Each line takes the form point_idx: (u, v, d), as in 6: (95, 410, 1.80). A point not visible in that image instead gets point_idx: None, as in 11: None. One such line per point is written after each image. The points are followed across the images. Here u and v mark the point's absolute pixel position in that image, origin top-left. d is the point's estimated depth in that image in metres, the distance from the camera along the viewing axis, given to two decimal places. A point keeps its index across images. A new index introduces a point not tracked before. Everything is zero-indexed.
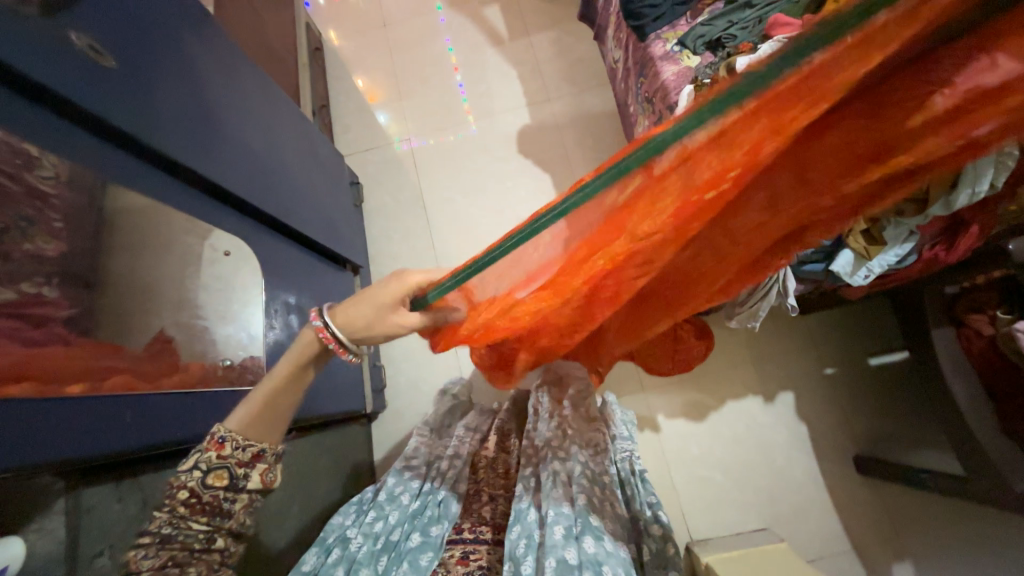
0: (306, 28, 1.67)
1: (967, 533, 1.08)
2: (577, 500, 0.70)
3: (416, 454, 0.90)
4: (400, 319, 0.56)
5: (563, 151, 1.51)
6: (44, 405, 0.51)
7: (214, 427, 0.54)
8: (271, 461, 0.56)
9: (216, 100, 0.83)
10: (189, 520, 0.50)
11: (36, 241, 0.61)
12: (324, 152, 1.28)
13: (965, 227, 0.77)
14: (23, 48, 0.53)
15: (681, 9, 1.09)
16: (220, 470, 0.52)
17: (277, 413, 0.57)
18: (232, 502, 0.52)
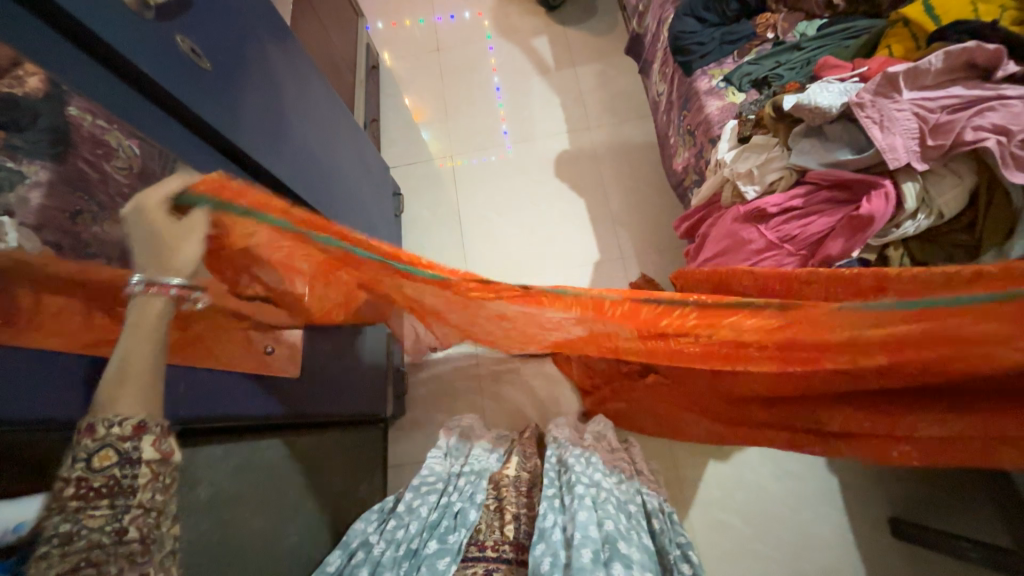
0: (366, 48, 1.79)
1: None
2: (605, 525, 0.65)
3: (432, 471, 0.88)
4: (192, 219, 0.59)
5: (599, 178, 1.60)
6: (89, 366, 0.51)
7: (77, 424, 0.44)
8: (164, 429, 0.46)
9: (288, 105, 0.90)
10: (86, 512, 0.41)
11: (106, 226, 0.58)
12: (372, 161, 1.37)
13: None
14: (133, 41, 0.57)
15: (728, 48, 1.08)
16: (97, 453, 0.42)
17: (135, 376, 0.47)
18: (132, 477, 0.43)
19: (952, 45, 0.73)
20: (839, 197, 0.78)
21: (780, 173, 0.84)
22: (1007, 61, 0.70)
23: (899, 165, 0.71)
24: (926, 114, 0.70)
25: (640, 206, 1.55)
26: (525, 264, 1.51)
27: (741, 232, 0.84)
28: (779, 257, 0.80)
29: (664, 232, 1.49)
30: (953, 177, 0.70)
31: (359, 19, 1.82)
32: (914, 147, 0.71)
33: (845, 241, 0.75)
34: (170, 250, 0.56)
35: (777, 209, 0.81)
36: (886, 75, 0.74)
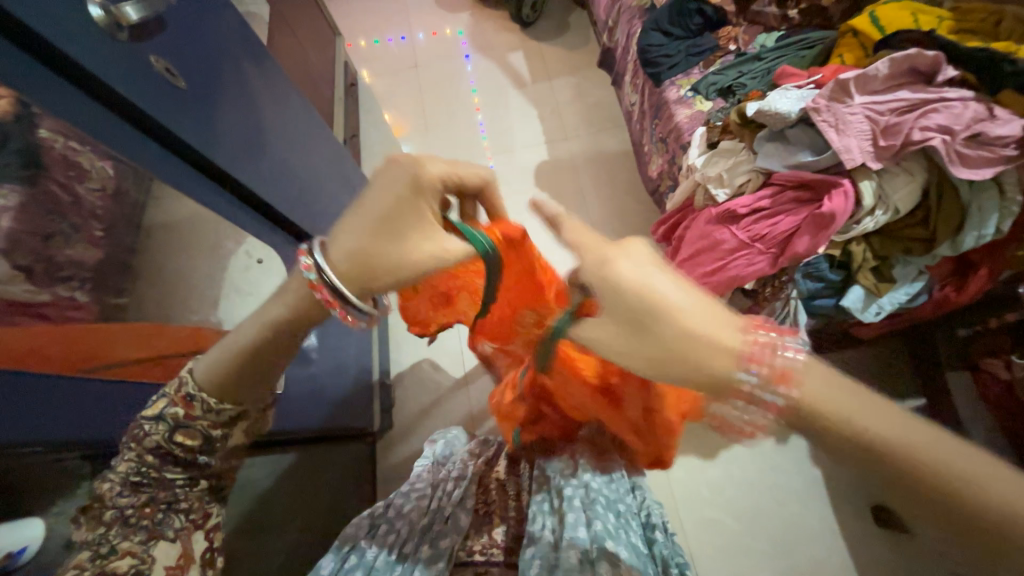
0: (344, 66, 1.81)
1: None
2: (594, 524, 0.65)
3: (419, 479, 0.86)
4: (434, 239, 0.48)
5: (579, 187, 1.64)
6: (64, 383, 0.52)
7: (184, 379, 0.49)
8: (252, 416, 0.53)
9: (266, 121, 0.90)
10: (165, 467, 0.49)
11: (77, 248, 0.66)
12: (353, 175, 1.38)
13: (974, 269, 0.82)
14: (106, 62, 0.56)
15: (695, 59, 1.13)
16: (192, 428, 0.49)
17: (253, 368, 0.49)
18: (205, 456, 0.51)
19: (897, 53, 0.78)
20: (805, 197, 0.81)
21: (748, 176, 0.88)
22: (945, 66, 0.76)
23: (855, 165, 0.75)
24: (877, 116, 0.75)
25: (619, 212, 1.59)
26: None
27: (714, 233, 0.87)
28: (751, 256, 0.84)
29: (643, 237, 1.53)
30: (905, 175, 0.75)
31: (335, 37, 1.84)
32: (868, 148, 0.75)
33: (811, 238, 0.79)
34: (368, 263, 0.47)
35: (747, 209, 0.84)
36: (839, 81, 0.79)
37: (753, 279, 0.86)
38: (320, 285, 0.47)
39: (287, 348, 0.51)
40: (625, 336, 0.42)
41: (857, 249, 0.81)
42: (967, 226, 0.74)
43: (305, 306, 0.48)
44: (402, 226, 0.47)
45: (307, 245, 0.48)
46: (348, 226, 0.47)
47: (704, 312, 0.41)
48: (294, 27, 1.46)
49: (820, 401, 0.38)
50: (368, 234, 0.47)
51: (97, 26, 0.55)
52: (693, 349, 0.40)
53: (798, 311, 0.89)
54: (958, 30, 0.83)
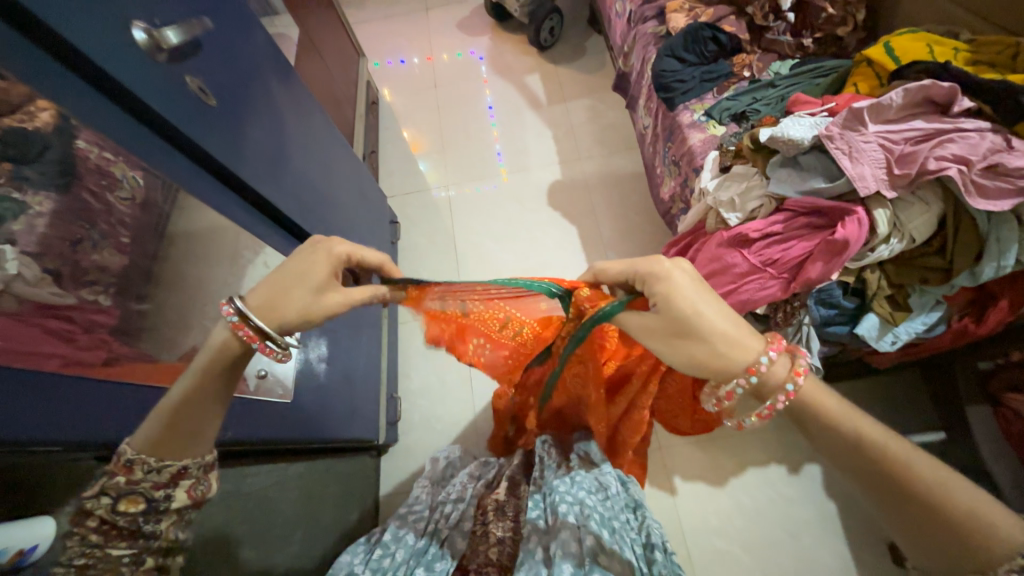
0: (366, 85, 1.88)
1: None
2: (585, 540, 0.65)
3: (418, 500, 0.86)
4: (337, 292, 0.61)
5: (591, 206, 1.65)
6: (89, 384, 0.53)
7: (121, 449, 0.51)
8: (198, 474, 0.54)
9: (290, 137, 0.94)
10: (107, 545, 0.49)
11: (103, 253, 0.63)
12: (370, 190, 1.42)
13: (994, 300, 0.80)
14: (144, 80, 0.60)
15: (708, 85, 1.15)
16: (133, 494, 0.51)
17: (188, 423, 0.53)
18: (154, 523, 0.52)
19: (911, 83, 0.78)
20: (817, 223, 0.81)
21: (761, 201, 0.88)
22: (961, 97, 0.75)
23: (869, 192, 0.75)
24: (892, 145, 0.75)
25: (631, 233, 1.59)
26: None
27: (725, 256, 0.86)
28: (762, 280, 0.83)
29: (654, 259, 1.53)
30: (920, 204, 0.75)
31: (359, 57, 1.91)
32: (882, 176, 0.75)
33: (824, 264, 0.78)
34: (275, 310, 0.58)
35: (758, 233, 0.84)
36: (852, 110, 0.79)
37: (764, 304, 0.86)
38: (235, 319, 0.56)
39: (220, 392, 0.55)
40: (664, 336, 0.56)
41: (871, 276, 0.80)
42: (986, 255, 0.72)
43: (223, 349, 0.56)
44: (308, 277, 0.59)
45: (227, 299, 0.57)
46: (291, 290, 0.59)
47: (739, 326, 0.56)
48: (319, 48, 1.52)
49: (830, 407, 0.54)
50: (263, 292, 0.58)
51: (137, 48, 0.60)
52: (723, 351, 0.55)
53: (812, 338, 0.87)
54: (974, 62, 0.83)
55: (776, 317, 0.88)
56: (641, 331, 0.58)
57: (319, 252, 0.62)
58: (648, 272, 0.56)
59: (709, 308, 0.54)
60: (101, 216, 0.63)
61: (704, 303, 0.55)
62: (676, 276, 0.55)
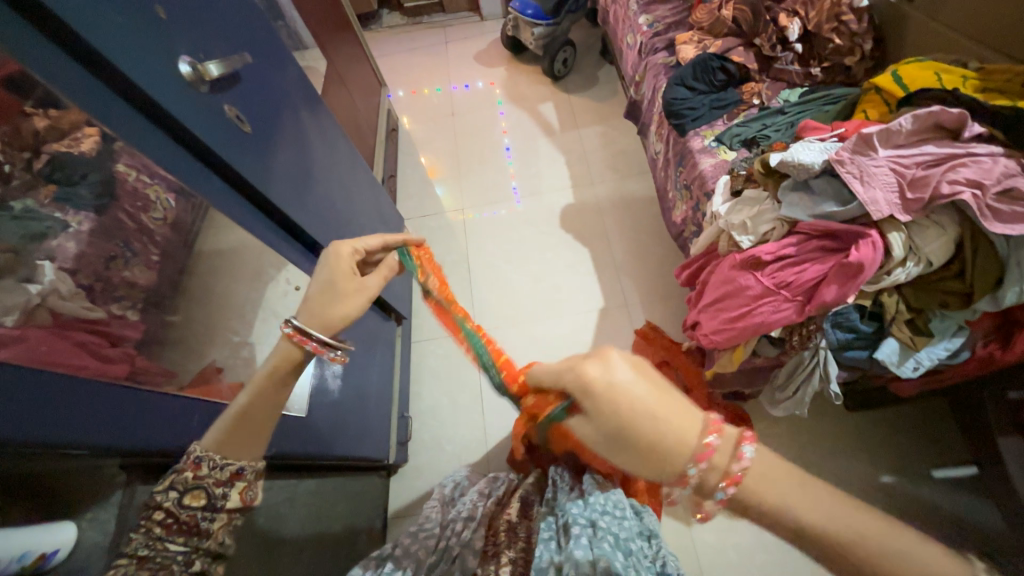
0: (387, 113, 1.97)
1: None
2: (599, 562, 0.63)
3: (428, 520, 0.85)
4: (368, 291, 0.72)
5: (604, 229, 1.67)
6: (117, 390, 0.55)
7: (191, 448, 0.55)
8: (250, 479, 0.57)
9: (315, 161, 0.99)
10: (165, 540, 0.50)
11: (133, 270, 0.70)
12: (388, 212, 1.47)
13: (1020, 326, 0.77)
14: (188, 108, 0.65)
15: (718, 112, 1.18)
16: (198, 489, 0.53)
17: (253, 428, 0.58)
18: (210, 521, 0.53)
19: (921, 109, 0.79)
20: (831, 245, 0.81)
21: (772, 224, 0.89)
22: (971, 122, 0.76)
23: (882, 217, 0.75)
24: (903, 170, 0.75)
25: (644, 255, 1.60)
26: (531, 312, 1.56)
27: (738, 278, 0.87)
28: (777, 303, 0.83)
29: (667, 281, 1.54)
30: (937, 227, 0.74)
31: (381, 87, 2.00)
32: (895, 200, 0.75)
33: (840, 288, 0.78)
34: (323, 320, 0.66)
35: (772, 256, 0.85)
36: (862, 136, 0.80)
37: (779, 327, 0.85)
38: (296, 334, 0.62)
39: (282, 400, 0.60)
40: (605, 442, 0.48)
41: (889, 300, 0.79)
42: (1007, 280, 0.71)
43: (285, 359, 0.61)
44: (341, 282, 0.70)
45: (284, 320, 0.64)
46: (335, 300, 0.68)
47: (673, 406, 0.48)
48: (345, 79, 1.60)
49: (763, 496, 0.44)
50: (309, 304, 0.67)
51: (184, 81, 0.65)
52: (661, 444, 0.46)
53: (829, 361, 0.85)
54: (984, 89, 0.84)
55: (792, 341, 0.87)
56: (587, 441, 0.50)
57: (342, 254, 0.73)
58: (567, 370, 0.51)
59: (646, 393, 0.48)
60: (135, 236, 0.71)
61: (637, 389, 0.48)
62: (594, 371, 0.49)
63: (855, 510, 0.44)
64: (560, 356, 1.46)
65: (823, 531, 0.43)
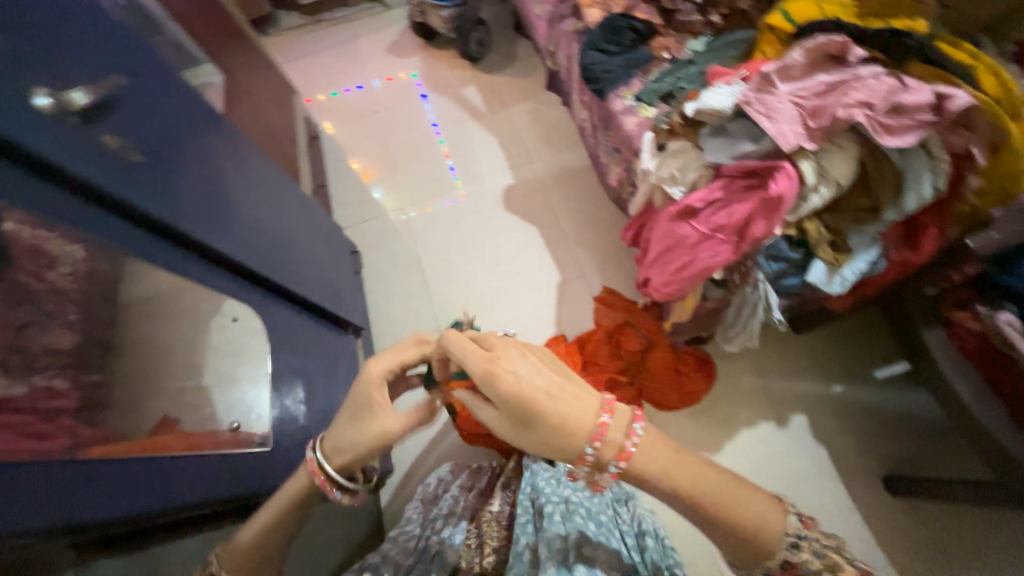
0: (304, 122, 1.86)
1: (1002, 536, 1.11)
2: (570, 535, 0.68)
3: (410, 522, 0.86)
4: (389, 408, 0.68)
5: (547, 204, 1.68)
6: (64, 465, 0.51)
7: (213, 554, 0.69)
8: None
9: (230, 184, 0.92)
10: None
11: (53, 334, 0.65)
12: (323, 224, 1.40)
13: (924, 228, 0.87)
14: (61, 147, 0.58)
15: (633, 70, 1.19)
16: None
17: (262, 552, 0.69)
18: None
19: (808, 41, 0.84)
20: (753, 184, 0.85)
21: (699, 171, 0.92)
22: (853, 47, 0.81)
23: (791, 147, 0.79)
24: (802, 102, 0.80)
25: (591, 223, 1.63)
26: (493, 299, 1.56)
27: (676, 228, 0.91)
28: (715, 247, 0.87)
29: (617, 245, 1.58)
30: (840, 151, 0.79)
31: (293, 94, 1.88)
32: (800, 130, 0.79)
33: (767, 221, 0.83)
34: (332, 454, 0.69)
35: (703, 203, 0.88)
36: (762, 74, 0.85)
37: (720, 268, 0.90)
38: (319, 474, 0.69)
39: (285, 531, 0.70)
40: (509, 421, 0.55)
41: (810, 224, 0.84)
42: (906, 187, 0.77)
43: (304, 492, 0.70)
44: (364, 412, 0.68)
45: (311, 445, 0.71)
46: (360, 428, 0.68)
47: (575, 391, 0.55)
48: (251, 92, 1.51)
49: (645, 467, 0.56)
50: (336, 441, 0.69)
51: (42, 116, 0.56)
52: (562, 425, 0.53)
53: (770, 294, 0.89)
54: (863, 15, 0.90)
55: (734, 278, 0.92)
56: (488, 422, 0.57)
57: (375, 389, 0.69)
58: (475, 357, 0.56)
59: (546, 382, 0.54)
60: (45, 297, 0.64)
61: (539, 379, 0.55)
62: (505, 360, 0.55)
63: (713, 475, 0.59)
64: (527, 337, 1.48)
65: (691, 494, 0.57)
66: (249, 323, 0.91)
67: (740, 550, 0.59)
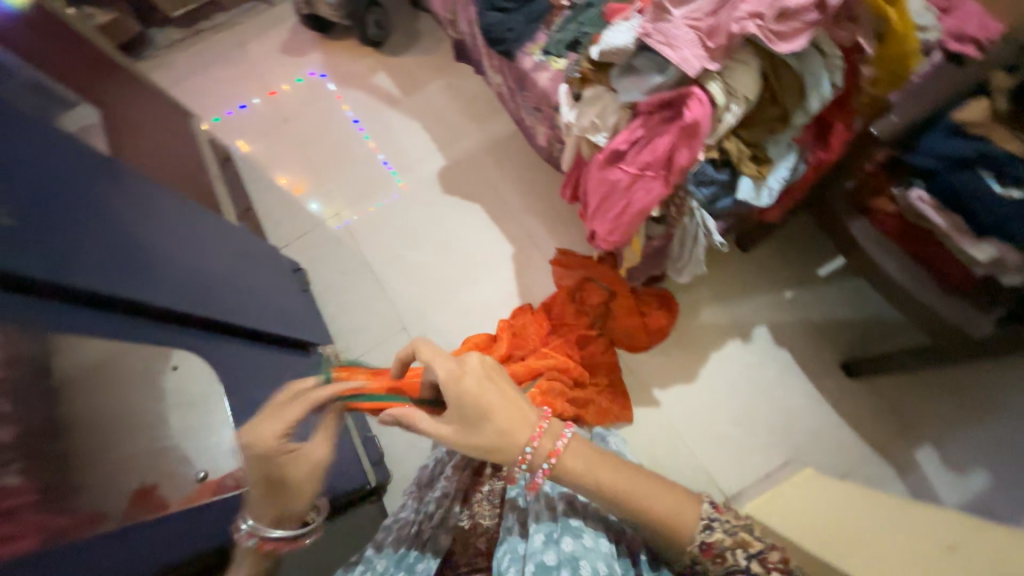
0: (209, 144, 1.74)
1: (949, 391, 1.23)
2: (558, 507, 0.72)
3: (404, 509, 0.87)
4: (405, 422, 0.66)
5: (485, 178, 1.65)
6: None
7: None
8: None
9: (136, 227, 0.87)
10: None
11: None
12: (255, 248, 1.33)
13: (832, 126, 0.92)
14: None
15: (535, 24, 1.16)
16: None
17: None
18: None
19: None
20: (670, 116, 0.86)
21: (618, 114, 0.92)
22: None
23: (696, 72, 0.79)
24: (698, 25, 0.80)
25: (532, 188, 1.61)
26: (451, 285, 1.54)
27: (609, 176, 0.92)
28: (647, 184, 0.89)
29: (561, 204, 1.58)
30: (742, 66, 0.81)
31: (190, 116, 1.73)
32: (701, 52, 0.79)
33: (689, 148, 0.84)
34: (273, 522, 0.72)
35: (626, 144, 0.89)
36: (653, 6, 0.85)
37: (657, 205, 0.91)
38: (263, 544, 0.71)
39: None
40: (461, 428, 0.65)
41: (730, 144, 0.86)
42: (808, 90, 0.81)
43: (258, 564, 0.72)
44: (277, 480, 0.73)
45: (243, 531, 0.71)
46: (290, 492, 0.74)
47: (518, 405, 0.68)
48: (138, 122, 1.37)
49: (573, 468, 0.66)
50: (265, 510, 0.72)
51: None
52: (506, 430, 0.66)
53: (707, 218, 0.92)
54: None
55: (672, 212, 0.94)
56: (432, 430, 0.65)
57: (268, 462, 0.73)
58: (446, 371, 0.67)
59: (489, 400, 0.66)
60: None
61: (484, 398, 0.66)
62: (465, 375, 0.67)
63: (635, 473, 0.67)
64: (494, 314, 1.48)
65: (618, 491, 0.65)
66: (192, 367, 0.85)
67: (664, 542, 0.65)
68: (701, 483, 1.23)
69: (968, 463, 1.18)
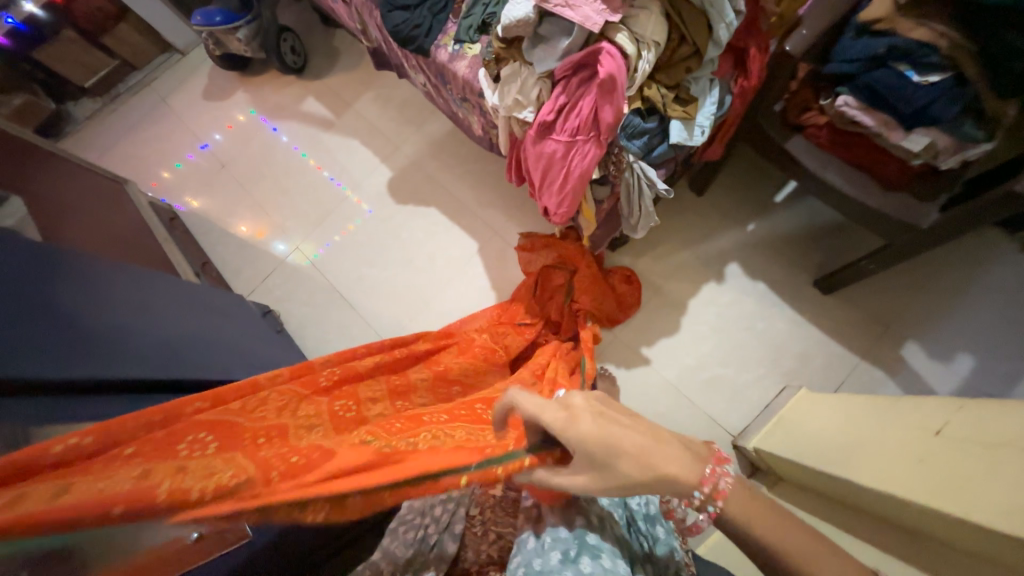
0: (151, 208, 1.66)
1: (919, 286, 1.26)
2: (574, 522, 0.67)
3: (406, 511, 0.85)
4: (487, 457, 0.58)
5: (434, 181, 1.64)
6: None
7: None
8: None
9: (76, 305, 0.86)
10: None
11: None
12: (216, 299, 1.30)
13: (747, 53, 0.92)
14: None
15: (442, 16, 1.14)
16: None
17: None
18: None
19: None
20: (586, 76, 0.85)
21: (538, 85, 0.92)
22: None
23: (599, 27, 0.79)
24: None
25: (482, 180, 1.60)
26: (424, 292, 1.53)
27: (544, 148, 0.92)
28: (582, 149, 0.88)
29: (514, 190, 1.57)
30: (643, 11, 0.80)
31: (127, 183, 1.68)
32: (599, 7, 0.79)
33: (612, 105, 0.82)
34: None
35: (553, 114, 0.89)
36: None
37: (595, 167, 0.91)
38: None
39: None
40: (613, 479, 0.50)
41: (651, 91, 0.86)
42: (713, 22, 0.81)
43: None
44: None
45: None
46: None
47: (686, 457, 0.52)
48: (70, 201, 1.29)
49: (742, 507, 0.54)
50: None
51: None
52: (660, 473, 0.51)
53: (647, 169, 0.90)
54: None
55: (611, 170, 0.93)
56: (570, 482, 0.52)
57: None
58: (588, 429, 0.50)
59: (625, 432, 0.51)
60: None
61: (621, 431, 0.51)
62: (582, 421, 0.51)
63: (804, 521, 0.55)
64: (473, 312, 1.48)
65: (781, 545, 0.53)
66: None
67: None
68: (705, 429, 1.25)
69: (953, 350, 1.20)
